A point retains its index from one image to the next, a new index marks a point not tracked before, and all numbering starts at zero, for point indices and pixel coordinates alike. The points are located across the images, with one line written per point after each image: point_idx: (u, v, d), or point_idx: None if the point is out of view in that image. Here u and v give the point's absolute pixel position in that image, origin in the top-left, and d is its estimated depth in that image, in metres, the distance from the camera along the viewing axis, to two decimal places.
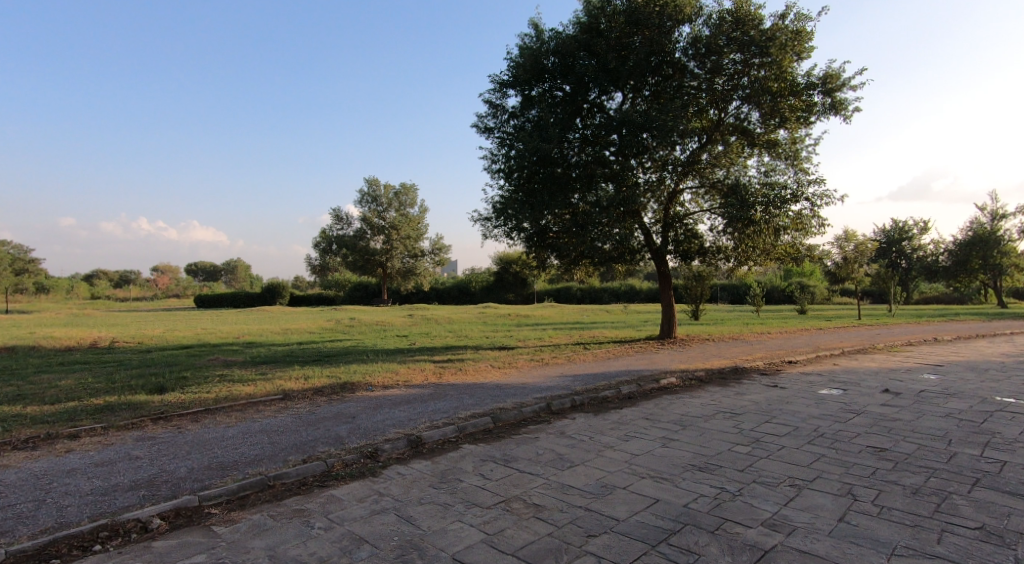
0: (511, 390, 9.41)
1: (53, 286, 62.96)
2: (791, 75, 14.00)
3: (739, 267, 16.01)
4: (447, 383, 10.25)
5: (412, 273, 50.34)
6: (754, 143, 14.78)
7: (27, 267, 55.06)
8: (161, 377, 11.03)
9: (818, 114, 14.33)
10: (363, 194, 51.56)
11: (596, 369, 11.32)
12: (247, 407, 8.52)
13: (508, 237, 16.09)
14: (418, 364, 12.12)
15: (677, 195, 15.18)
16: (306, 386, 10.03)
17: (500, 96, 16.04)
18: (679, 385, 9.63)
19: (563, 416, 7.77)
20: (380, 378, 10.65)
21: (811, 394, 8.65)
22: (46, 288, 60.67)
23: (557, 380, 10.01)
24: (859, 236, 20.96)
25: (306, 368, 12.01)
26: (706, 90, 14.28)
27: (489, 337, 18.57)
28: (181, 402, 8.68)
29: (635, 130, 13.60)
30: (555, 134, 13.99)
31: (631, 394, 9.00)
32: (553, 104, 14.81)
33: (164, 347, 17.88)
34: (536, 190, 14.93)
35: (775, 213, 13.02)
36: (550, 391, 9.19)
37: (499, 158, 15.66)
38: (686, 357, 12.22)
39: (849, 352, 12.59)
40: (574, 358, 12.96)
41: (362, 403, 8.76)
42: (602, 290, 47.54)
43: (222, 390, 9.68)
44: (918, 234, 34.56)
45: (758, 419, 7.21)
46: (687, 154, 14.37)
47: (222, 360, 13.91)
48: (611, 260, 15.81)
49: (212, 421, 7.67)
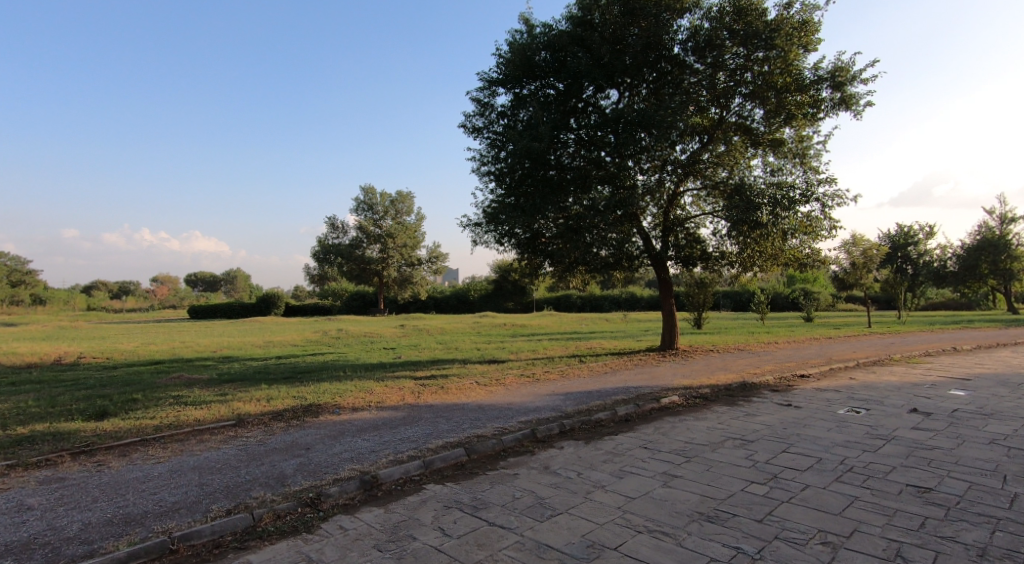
0: (493, 413, 8.36)
1: (49, 299, 62.45)
2: (796, 68, 13.04)
3: (743, 273, 15.03)
4: (425, 404, 9.22)
5: (408, 282, 49.32)
6: (757, 143, 13.81)
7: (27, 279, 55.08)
8: (109, 402, 10.09)
9: (826, 110, 13.29)
10: (357, 202, 50.53)
11: (590, 386, 10.31)
12: (190, 437, 7.55)
13: (498, 244, 15.11)
14: (397, 382, 11.10)
15: (677, 197, 14.22)
16: (265, 410, 9.02)
17: (489, 94, 15.10)
18: (682, 405, 8.59)
19: (549, 445, 6.75)
20: (350, 399, 9.62)
21: (831, 415, 7.61)
22: (43, 299, 60.36)
23: (546, 400, 8.99)
24: (868, 240, 19.92)
25: (273, 387, 10.99)
26: (706, 87, 13.31)
27: (480, 349, 17.55)
28: (117, 434, 7.74)
29: (632, 128, 12.63)
30: (547, 134, 13.02)
31: (628, 416, 7.98)
32: (545, 102, 13.85)
33: (131, 364, 16.99)
34: (527, 193, 13.96)
35: (784, 216, 12.05)
36: (537, 413, 8.16)
37: (489, 160, 14.69)
38: (689, 371, 11.19)
39: (865, 364, 11.56)
40: (568, 372, 11.94)
41: (321, 431, 7.73)
42: (602, 298, 46.60)
43: (170, 417, 8.70)
44: (925, 238, 33.52)
45: (774, 448, 6.20)
46: (688, 154, 13.37)
47: (185, 380, 12.97)
48: (608, 267, 14.83)
49: (143, 457, 6.71)
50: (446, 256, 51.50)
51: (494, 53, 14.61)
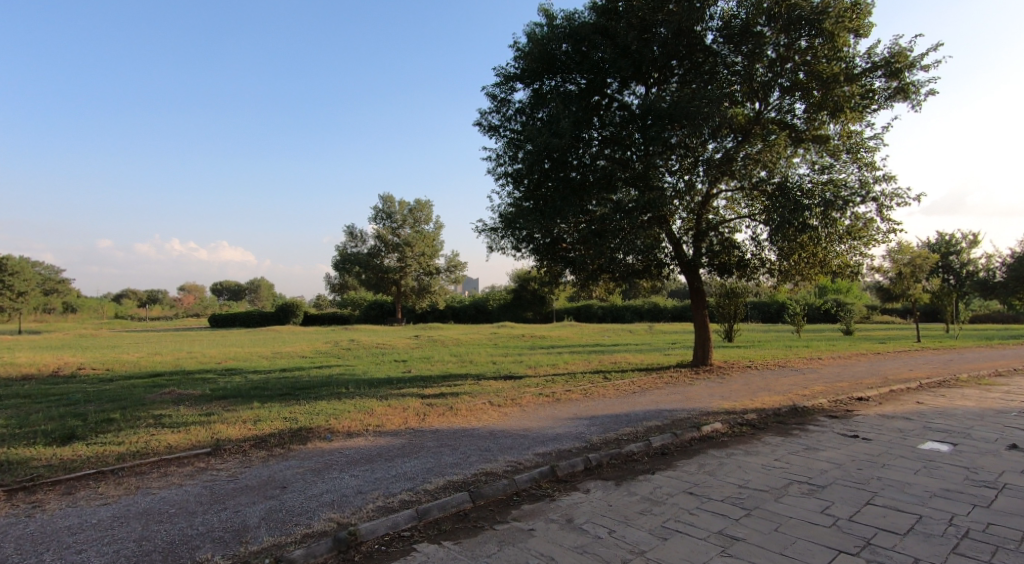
0: (506, 443, 7.14)
1: (78, 307, 63.10)
2: (845, 56, 11.53)
3: (783, 283, 13.68)
4: (428, 429, 8.07)
5: (426, 292, 48.43)
6: (799, 141, 12.19)
7: (56, 288, 55.86)
8: (82, 423, 9.16)
9: (880, 101, 11.72)
10: (375, 210, 49.75)
11: (618, 407, 9.10)
12: (152, 472, 6.52)
13: (515, 250, 13.97)
14: (402, 401, 9.99)
15: (710, 200, 12.94)
16: (249, 435, 7.99)
17: (506, 90, 14.00)
18: (728, 432, 7.31)
19: (572, 487, 5.53)
20: (345, 422, 8.49)
21: (914, 449, 6.27)
22: (71, 307, 61.15)
23: (567, 427, 7.79)
24: (915, 247, 18.42)
25: (265, 406, 9.96)
26: (740, 76, 11.78)
27: (494, 363, 16.31)
28: (73, 466, 6.76)
29: (661, 123, 11.42)
30: (569, 129, 11.88)
31: (665, 447, 6.73)
32: (565, 97, 12.66)
33: (129, 377, 16.20)
34: (547, 195, 12.83)
35: (835, 219, 10.59)
36: (557, 444, 6.96)
37: (506, 160, 13.61)
38: (729, 392, 9.85)
39: (931, 386, 10.13)
40: (592, 391, 10.70)
41: (304, 463, 6.61)
42: (624, 308, 45.39)
43: (140, 444, 7.70)
44: (968, 248, 31.75)
45: (855, 497, 4.92)
46: (722, 152, 11.86)
47: (176, 396, 12.03)
48: (634, 275, 13.61)
49: (88, 498, 5.72)
50: (463, 265, 50.47)
51: (511, 47, 13.49)
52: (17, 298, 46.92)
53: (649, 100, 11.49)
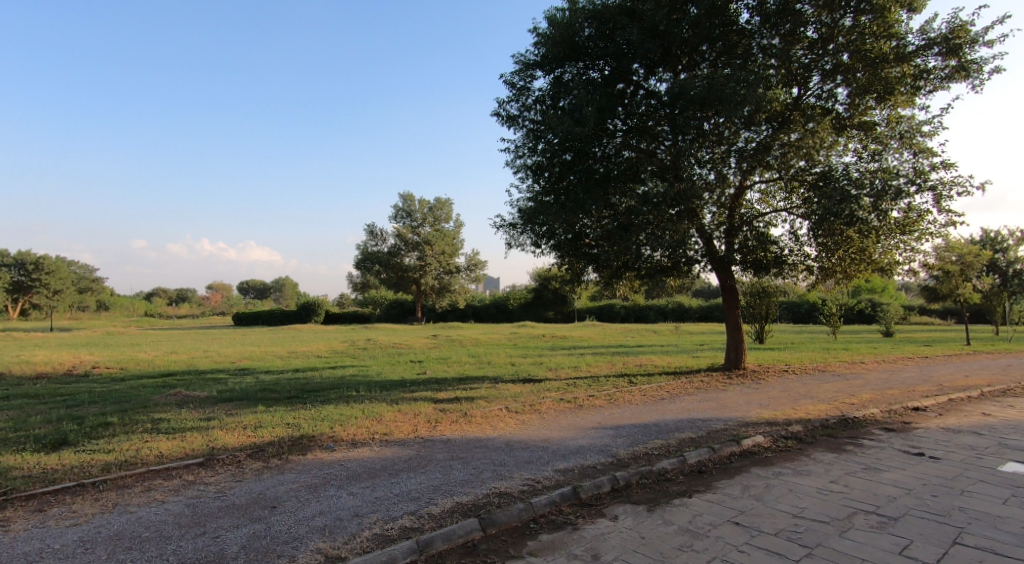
0: (524, 456, 6.45)
1: (109, 305, 64.03)
2: (896, 32, 10.47)
3: (822, 281, 12.74)
4: (439, 439, 7.41)
5: (446, 290, 47.90)
6: (841, 128, 11.22)
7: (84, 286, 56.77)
8: (77, 429, 8.71)
9: (934, 82, 10.71)
10: (395, 209, 49.29)
11: (646, 416, 8.35)
12: (135, 486, 5.98)
13: (535, 246, 13.26)
14: (413, 406, 9.36)
15: (742, 193, 12.07)
16: (247, 443, 7.43)
17: (525, 77, 13.25)
18: (773, 446, 6.51)
19: (597, 513, 4.82)
20: (350, 429, 7.87)
21: (995, 472, 5.42)
22: (100, 306, 62.19)
23: (591, 439, 7.05)
24: (963, 243, 17.25)
25: (269, 410, 9.40)
26: (778, 56, 10.83)
27: (514, 365, 15.60)
28: (53, 478, 6.25)
29: (694, 109, 10.57)
30: (592, 117, 11.16)
31: (702, 464, 5.97)
32: (588, 85, 11.87)
33: (140, 376, 15.88)
34: (569, 188, 12.10)
35: (885, 210, 9.68)
36: (581, 459, 6.23)
37: (525, 151, 12.91)
38: (767, 399, 9.02)
39: (995, 395, 9.18)
40: (617, 397, 9.93)
41: (300, 478, 6.00)
42: (648, 307, 44.43)
43: (130, 453, 7.19)
44: (1014, 245, 30.17)
45: (937, 533, 4.13)
46: (757, 142, 10.99)
47: (181, 398, 11.57)
48: (661, 273, 12.82)
49: (58, 519, 5.17)
50: (484, 264, 49.80)
51: (531, 32, 12.72)
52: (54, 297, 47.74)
53: (679, 85, 10.63)
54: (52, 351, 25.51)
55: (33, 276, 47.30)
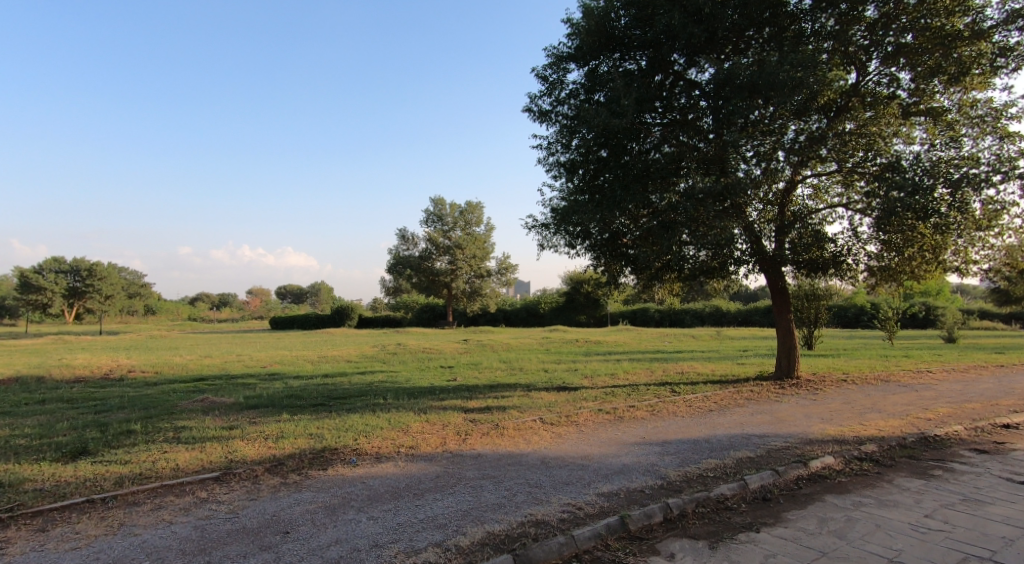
0: (562, 476, 5.84)
1: (153, 309, 65.70)
2: (972, 7, 9.53)
3: (882, 283, 11.80)
4: (470, 454, 6.84)
5: (478, 294, 47.50)
6: (906, 116, 10.33)
7: (130, 291, 58.45)
8: (97, 436, 8.38)
9: (1014, 62, 9.73)
10: (427, 213, 49.04)
11: (694, 430, 7.65)
12: (145, 502, 5.54)
13: (569, 247, 12.62)
14: (442, 416, 8.82)
15: (793, 188, 11.23)
16: (267, 456, 6.99)
17: (558, 71, 12.65)
18: (845, 470, 5.77)
19: (651, 550, 4.19)
20: (374, 442, 7.36)
21: None
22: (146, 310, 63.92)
23: (636, 457, 6.40)
24: None
25: (293, 419, 8.96)
26: (833, 39, 10.09)
27: (548, 371, 14.97)
28: (62, 492, 5.84)
29: (742, 95, 9.78)
30: (631, 108, 10.50)
31: (767, 490, 5.28)
32: (625, 76, 11.21)
33: (171, 380, 15.71)
34: (606, 185, 11.45)
35: (964, 203, 8.74)
36: (626, 481, 5.58)
37: (558, 148, 12.31)
38: (828, 413, 8.23)
39: None
40: (661, 408, 9.22)
41: (319, 497, 5.51)
42: (684, 311, 43.28)
43: (146, 464, 6.77)
44: None
45: None
46: (810, 133, 10.17)
47: (207, 404, 11.25)
48: (705, 274, 12.04)
49: (59, 540, 4.75)
50: (516, 267, 49.19)
51: (565, 23, 12.12)
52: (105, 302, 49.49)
53: (724, 71, 9.88)
54: (92, 355, 25.75)
55: (85, 281, 48.53)
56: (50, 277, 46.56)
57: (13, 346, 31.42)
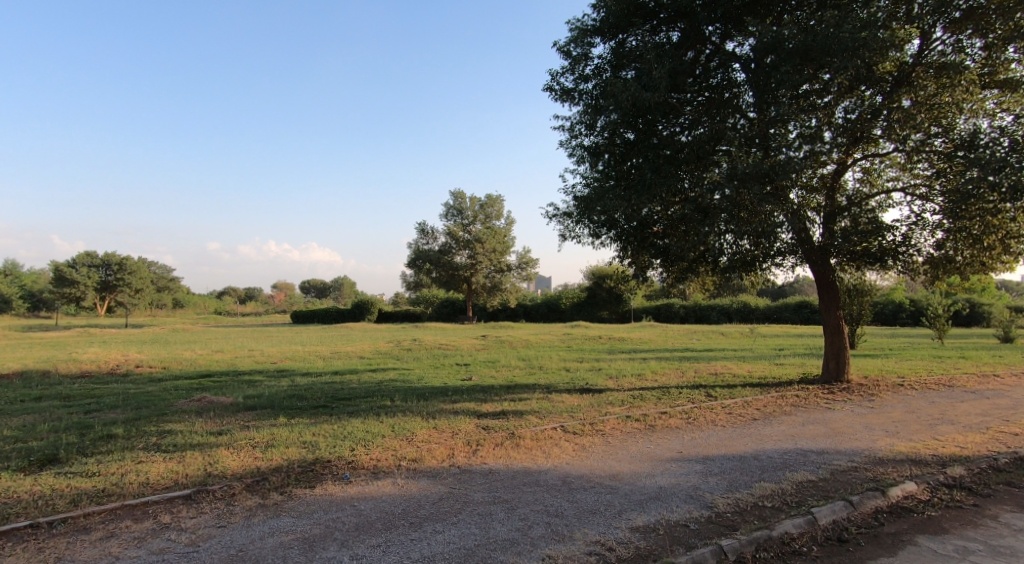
0: (587, 502, 4.89)
1: (182, 303, 66.20)
2: None
3: (944, 277, 10.60)
4: (479, 471, 5.91)
5: (498, 290, 46.67)
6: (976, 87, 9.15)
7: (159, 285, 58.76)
8: (74, 442, 7.60)
9: None
10: (448, 206, 48.22)
11: (738, 443, 6.64)
12: (97, 529, 4.72)
13: (593, 237, 11.61)
14: (452, 422, 7.92)
15: (844, 171, 10.07)
16: (250, 469, 6.14)
17: (582, 48, 11.64)
18: (933, 500, 4.74)
19: None
20: (373, 454, 6.49)
21: None
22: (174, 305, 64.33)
23: (675, 479, 5.41)
24: None
25: (290, 424, 8.11)
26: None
27: (569, 371, 13.98)
28: (7, 514, 5.03)
29: (789, 64, 8.67)
30: (663, 81, 9.46)
31: (841, 526, 4.29)
32: (658, 49, 10.15)
33: (175, 377, 14.99)
34: (634, 169, 10.40)
35: None
36: (665, 512, 4.61)
37: (582, 130, 11.32)
38: (893, 425, 7.16)
39: None
40: (696, 416, 8.19)
41: (299, 525, 4.65)
42: (710, 307, 42.06)
43: (114, 478, 5.96)
44: None
45: None
46: (867, 107, 9.03)
47: (204, 404, 10.47)
48: (743, 267, 10.94)
49: None
50: (537, 261, 48.32)
51: None
52: (135, 296, 49.74)
53: (770, 37, 8.78)
54: (110, 349, 25.29)
55: (116, 274, 48.77)
56: (83, 270, 46.51)
57: (40, 339, 31.23)
